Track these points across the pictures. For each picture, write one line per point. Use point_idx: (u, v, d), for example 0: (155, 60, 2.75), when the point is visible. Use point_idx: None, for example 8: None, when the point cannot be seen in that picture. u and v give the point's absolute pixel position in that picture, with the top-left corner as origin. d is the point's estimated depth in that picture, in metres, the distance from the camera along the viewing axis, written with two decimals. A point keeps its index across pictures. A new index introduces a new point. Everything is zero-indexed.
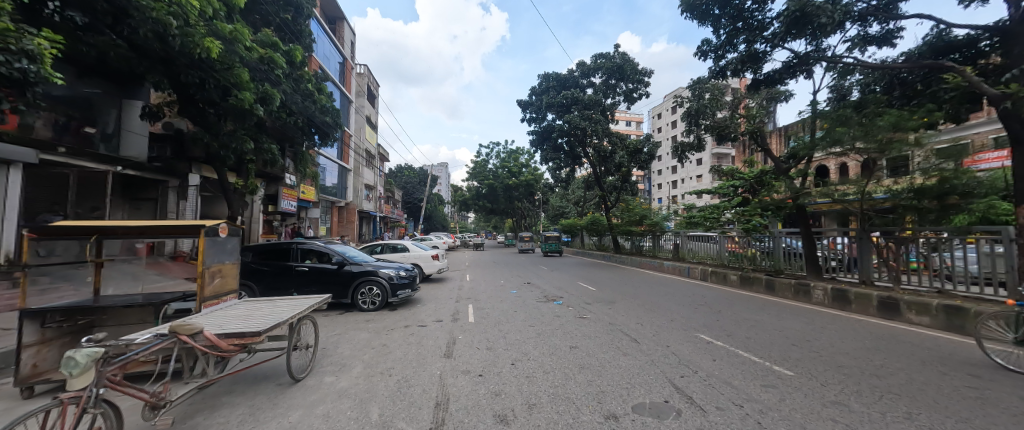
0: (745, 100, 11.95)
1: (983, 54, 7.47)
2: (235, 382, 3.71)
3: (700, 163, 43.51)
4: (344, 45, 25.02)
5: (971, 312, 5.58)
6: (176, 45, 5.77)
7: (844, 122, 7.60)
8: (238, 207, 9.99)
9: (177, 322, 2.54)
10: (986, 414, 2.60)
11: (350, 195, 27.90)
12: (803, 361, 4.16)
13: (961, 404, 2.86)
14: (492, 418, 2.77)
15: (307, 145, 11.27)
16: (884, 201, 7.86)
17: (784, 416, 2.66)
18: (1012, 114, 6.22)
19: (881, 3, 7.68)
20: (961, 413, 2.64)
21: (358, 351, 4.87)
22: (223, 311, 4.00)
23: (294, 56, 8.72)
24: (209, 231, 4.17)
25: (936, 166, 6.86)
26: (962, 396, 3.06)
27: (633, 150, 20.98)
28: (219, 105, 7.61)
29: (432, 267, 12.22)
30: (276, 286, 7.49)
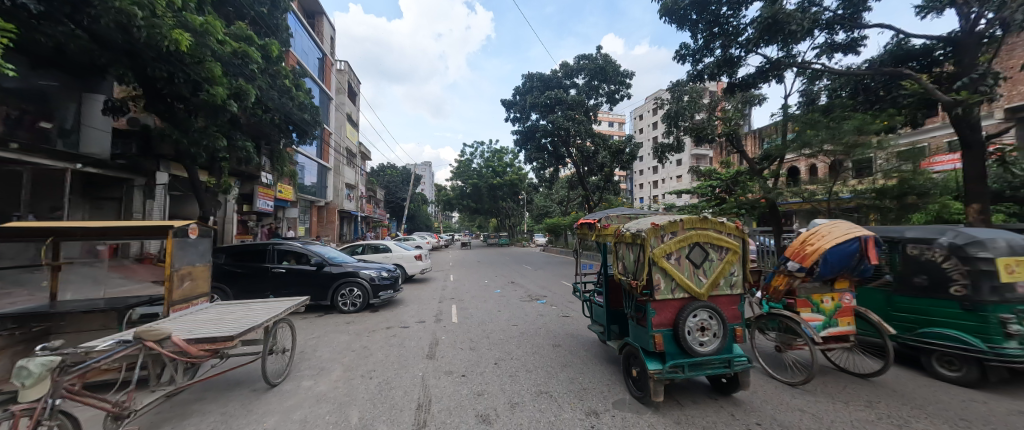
0: (722, 103, 12.39)
1: (937, 63, 7.91)
2: (208, 389, 3.59)
3: (681, 164, 44.57)
4: (322, 40, 24.27)
5: None
6: (141, 37, 5.46)
7: (814, 125, 7.94)
8: (210, 207, 9.55)
9: (143, 327, 2.49)
10: (935, 414, 2.80)
11: (331, 195, 27.23)
12: (773, 355, 4.51)
13: (929, 405, 3.05)
14: (474, 418, 2.77)
15: (285, 143, 10.97)
16: (850, 201, 8.30)
17: (755, 408, 2.94)
18: (963, 120, 6.57)
19: (847, 12, 8.03)
20: (912, 411, 2.87)
21: (338, 354, 4.77)
22: (193, 315, 3.85)
23: (271, 50, 8.38)
24: (178, 232, 4.02)
25: (897, 167, 7.35)
26: (929, 399, 3.19)
27: (616, 151, 21.17)
28: (191, 101, 7.28)
29: (415, 267, 12.05)
30: (252, 289, 7.24)
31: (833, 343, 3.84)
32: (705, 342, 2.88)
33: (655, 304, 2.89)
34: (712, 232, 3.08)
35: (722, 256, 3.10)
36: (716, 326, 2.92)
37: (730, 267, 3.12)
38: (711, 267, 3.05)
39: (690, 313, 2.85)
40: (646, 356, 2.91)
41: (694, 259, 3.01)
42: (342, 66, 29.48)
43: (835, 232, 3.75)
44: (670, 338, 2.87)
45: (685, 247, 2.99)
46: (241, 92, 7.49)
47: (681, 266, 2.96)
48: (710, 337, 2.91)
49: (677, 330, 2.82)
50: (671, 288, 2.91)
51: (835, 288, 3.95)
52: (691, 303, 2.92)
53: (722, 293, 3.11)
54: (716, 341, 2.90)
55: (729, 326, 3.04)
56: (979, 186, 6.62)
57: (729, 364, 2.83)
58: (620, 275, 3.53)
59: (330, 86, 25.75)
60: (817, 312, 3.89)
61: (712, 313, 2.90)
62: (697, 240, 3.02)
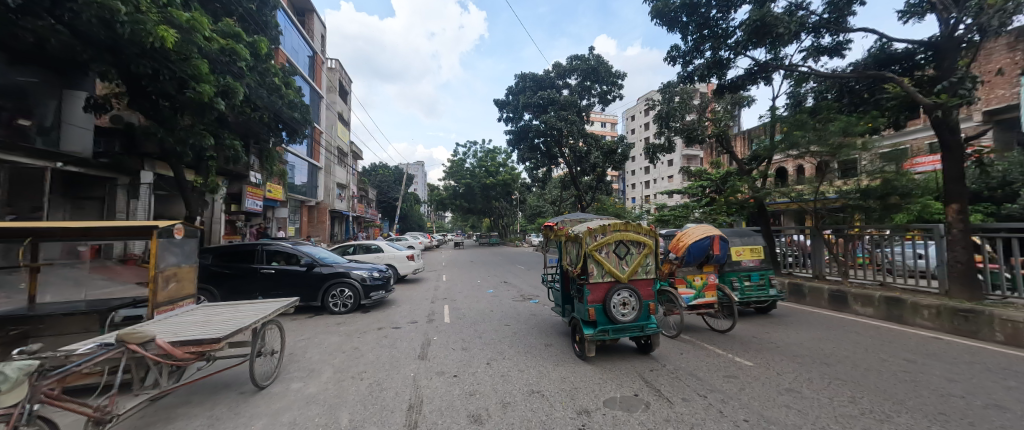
0: (712, 104, 12.55)
1: (918, 67, 8.12)
2: (193, 393, 3.52)
3: (672, 164, 45.05)
4: (313, 38, 23.98)
5: (908, 302, 6.35)
6: (125, 33, 5.33)
7: (800, 126, 8.09)
8: (197, 207, 9.37)
9: (126, 330, 2.42)
10: (914, 409, 2.88)
11: (322, 195, 26.92)
12: (761, 352, 4.60)
13: (913, 401, 3.12)
14: (466, 418, 2.76)
15: (274, 141, 10.82)
16: (835, 201, 8.38)
17: (743, 405, 2.99)
18: (943, 122, 6.75)
19: (833, 16, 8.20)
20: (892, 406, 2.95)
21: (328, 356, 4.71)
22: (178, 317, 3.78)
23: (259, 48, 8.25)
24: (163, 232, 3.93)
25: (881, 168, 7.50)
26: (911, 395, 3.27)
27: (608, 151, 21.32)
28: (177, 98, 7.13)
29: (407, 267, 11.97)
30: (239, 290, 7.12)
31: (702, 308, 5.66)
32: (626, 313, 4.14)
33: (591, 286, 4.14)
34: (632, 232, 4.33)
35: (641, 250, 4.35)
36: (634, 302, 4.18)
37: (646, 258, 4.40)
38: (631, 257, 4.33)
39: (615, 292, 4.11)
40: (584, 326, 4.16)
41: (619, 252, 4.27)
42: (333, 65, 29.19)
43: (698, 233, 5.86)
44: (600, 311, 4.14)
45: (613, 244, 4.23)
46: (229, 90, 7.36)
47: (609, 258, 4.20)
48: (630, 310, 4.18)
49: (606, 305, 4.08)
50: (602, 274, 4.17)
51: (705, 272, 5.85)
52: (617, 285, 4.18)
53: (642, 276, 4.39)
54: (635, 312, 4.16)
55: (645, 302, 4.30)
56: (958, 186, 6.75)
57: (642, 327, 4.13)
58: (567, 265, 4.79)
59: (321, 84, 25.45)
60: (691, 287, 5.79)
61: (632, 292, 4.15)
62: (621, 239, 4.28)
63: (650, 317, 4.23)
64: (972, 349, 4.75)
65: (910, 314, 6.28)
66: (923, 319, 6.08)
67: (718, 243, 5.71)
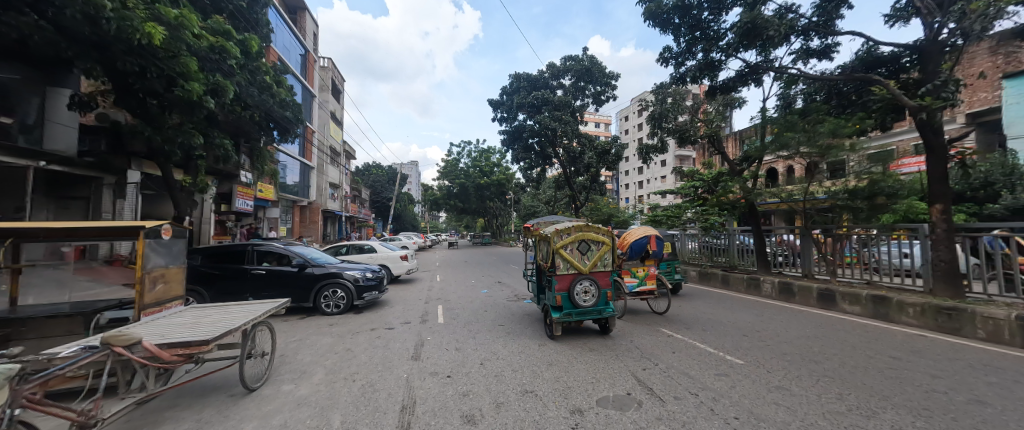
0: (704, 105, 12.67)
1: (904, 69, 8.29)
2: (181, 396, 3.45)
3: (665, 164, 45.46)
4: (305, 36, 23.74)
5: (894, 301, 6.48)
6: (111, 29, 5.22)
7: (790, 127, 8.21)
8: (185, 207, 9.22)
9: (111, 333, 2.37)
10: (900, 406, 2.94)
11: (314, 194, 26.64)
12: (751, 351, 4.67)
13: (898, 397, 3.19)
14: (459, 418, 2.76)
15: (265, 140, 10.68)
16: (825, 201, 8.50)
17: (733, 402, 3.03)
18: (926, 124, 6.90)
19: (822, 19, 8.33)
20: (879, 403, 3.00)
21: (320, 357, 4.67)
22: (166, 319, 3.71)
23: (250, 46, 8.13)
24: (150, 232, 3.86)
25: (868, 169, 7.62)
26: (897, 391, 3.35)
27: (601, 151, 21.43)
28: (165, 96, 7.00)
29: (401, 268, 11.90)
30: (229, 291, 7.02)
31: (646, 294, 6.75)
32: (587, 299, 5.18)
33: (558, 277, 5.20)
34: (592, 232, 5.37)
35: (599, 246, 5.39)
36: (594, 290, 5.23)
37: (605, 253, 5.45)
38: (591, 253, 5.38)
39: (578, 282, 5.16)
40: (554, 310, 5.22)
41: (581, 249, 5.33)
42: (325, 63, 28.92)
43: (639, 233, 7.04)
44: (566, 298, 5.21)
45: (576, 242, 5.28)
46: (219, 87, 7.24)
47: (572, 253, 5.26)
48: (590, 296, 5.24)
49: (570, 292, 5.13)
50: (566, 267, 5.24)
51: (647, 264, 6.97)
52: (580, 276, 5.23)
53: (601, 268, 5.43)
54: (594, 298, 5.21)
55: (603, 290, 5.33)
56: (942, 187, 6.86)
57: (599, 310, 5.19)
58: (541, 260, 5.87)
59: (313, 83, 25.19)
60: (635, 276, 6.87)
61: (591, 282, 5.19)
62: (582, 238, 5.32)
63: (606, 303, 5.27)
64: (955, 346, 4.86)
65: (896, 312, 6.40)
66: (908, 317, 6.20)
67: (655, 240, 6.96)
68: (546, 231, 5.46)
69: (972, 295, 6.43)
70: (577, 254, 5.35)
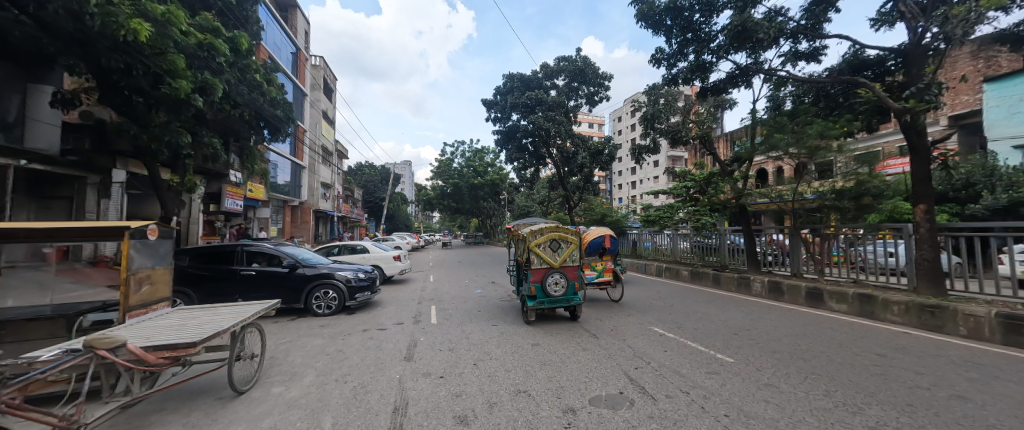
0: (695, 106, 12.79)
1: (890, 72, 8.49)
2: (167, 399, 3.39)
3: (657, 165, 45.88)
4: (296, 34, 23.48)
5: (879, 299, 6.61)
6: (95, 25, 5.10)
7: (779, 129, 8.35)
8: (173, 207, 9.06)
9: (94, 335, 2.32)
10: (885, 403, 3.00)
11: (305, 194, 26.34)
12: (741, 349, 4.73)
13: (883, 393, 3.26)
14: (452, 419, 2.75)
15: (255, 139, 10.54)
16: (813, 201, 8.60)
17: (724, 400, 3.07)
18: (910, 126, 7.08)
19: (810, 22, 8.47)
20: (865, 400, 3.06)
21: (311, 359, 4.62)
22: (152, 321, 3.63)
23: (240, 43, 8.01)
24: (135, 233, 3.77)
25: (855, 170, 7.76)
26: (882, 388, 3.42)
27: (595, 151, 21.53)
28: (151, 94, 6.86)
29: (394, 268, 11.82)
30: (218, 293, 6.91)
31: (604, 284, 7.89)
32: (557, 289, 6.11)
33: (533, 270, 6.12)
34: (562, 232, 6.29)
35: (568, 244, 6.30)
36: (564, 281, 6.16)
37: (573, 250, 6.37)
38: (561, 250, 6.30)
39: (550, 275, 6.08)
40: (529, 299, 6.15)
41: (552, 247, 6.24)
42: (317, 62, 28.63)
43: (597, 233, 8.45)
44: (539, 288, 6.14)
45: (548, 241, 6.19)
46: (207, 85, 7.12)
47: (545, 251, 6.17)
48: (560, 286, 6.19)
49: (543, 284, 6.06)
50: (539, 262, 6.15)
51: (604, 259, 8.21)
52: (552, 269, 6.14)
53: (569, 263, 6.39)
54: (563, 288, 6.13)
55: (572, 282, 6.26)
56: (925, 187, 7.02)
57: (568, 299, 6.12)
58: (517, 256, 6.77)
59: (305, 82, 24.91)
60: (594, 270, 8.00)
61: (561, 275, 6.12)
62: (553, 237, 6.22)
63: (574, 292, 6.22)
64: (938, 343, 4.99)
65: (881, 310, 6.54)
66: (893, 314, 6.34)
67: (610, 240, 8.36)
68: (522, 231, 6.35)
69: (954, 293, 6.58)
70: (549, 251, 6.28)
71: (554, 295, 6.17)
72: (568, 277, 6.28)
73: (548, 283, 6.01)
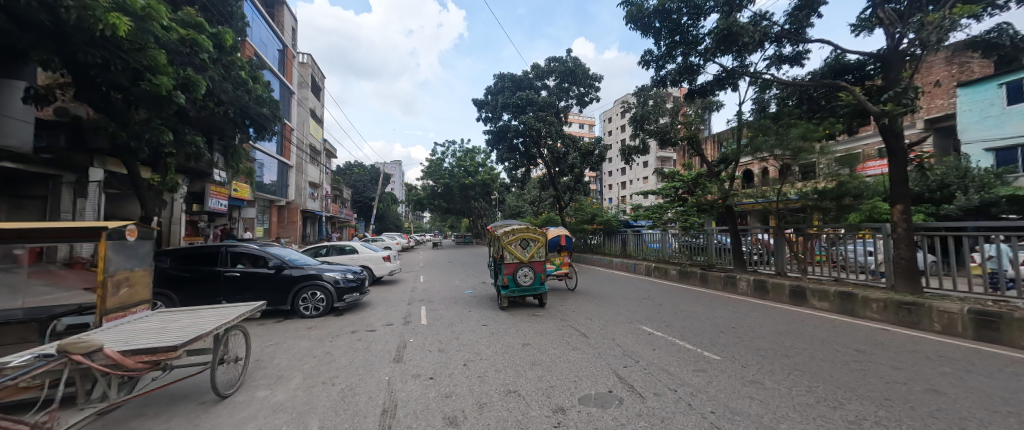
0: (684, 108, 12.96)
1: (869, 77, 8.73)
2: (146, 405, 3.29)
3: (646, 165, 46.44)
4: (283, 31, 23.08)
5: (859, 296, 6.81)
6: (70, 19, 4.91)
7: (764, 131, 8.55)
8: (154, 206, 8.80)
9: (68, 340, 2.23)
10: (864, 398, 3.09)
11: (292, 194, 25.87)
12: (728, 346, 4.82)
13: (863, 388, 3.35)
14: (441, 420, 2.73)
15: (240, 137, 10.33)
16: (797, 201, 8.82)
17: (711, 397, 3.12)
18: (888, 128, 7.28)
19: (793, 27, 8.67)
20: (846, 395, 3.15)
21: (298, 361, 4.54)
22: (131, 325, 3.52)
23: (224, 39, 7.83)
24: (113, 234, 3.66)
25: (836, 171, 7.96)
26: (861, 383, 3.52)
27: (585, 152, 21.65)
28: (131, 90, 6.65)
29: (383, 269, 11.69)
30: (201, 294, 6.75)
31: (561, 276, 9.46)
32: (526, 280, 7.41)
33: (506, 264, 7.39)
34: (530, 232, 7.56)
35: (535, 242, 7.55)
36: (532, 273, 7.46)
37: (540, 247, 7.63)
38: (530, 247, 7.57)
39: (520, 268, 7.35)
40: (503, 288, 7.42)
41: (522, 244, 7.50)
42: (304, 59, 28.20)
43: (555, 233, 9.88)
44: (512, 279, 7.43)
45: (518, 240, 7.45)
46: (190, 82, 6.93)
47: (515, 248, 7.43)
48: (529, 277, 7.49)
49: (514, 275, 7.34)
50: (511, 258, 7.40)
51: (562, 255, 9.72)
52: (522, 263, 7.42)
53: (537, 258, 7.67)
54: (531, 279, 7.43)
55: (538, 274, 7.54)
56: (902, 188, 7.24)
57: (535, 287, 7.43)
58: (494, 254, 8.03)
59: (292, 80, 24.49)
60: (554, 264, 9.53)
61: (529, 268, 7.40)
62: (523, 237, 7.48)
63: (541, 281, 7.52)
64: (915, 339, 5.15)
65: (861, 307, 6.73)
66: (872, 311, 6.53)
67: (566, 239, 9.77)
68: (497, 232, 7.61)
69: (930, 290, 6.81)
70: (519, 248, 7.54)
71: (523, 285, 7.47)
72: (536, 269, 7.58)
73: (518, 274, 7.29)
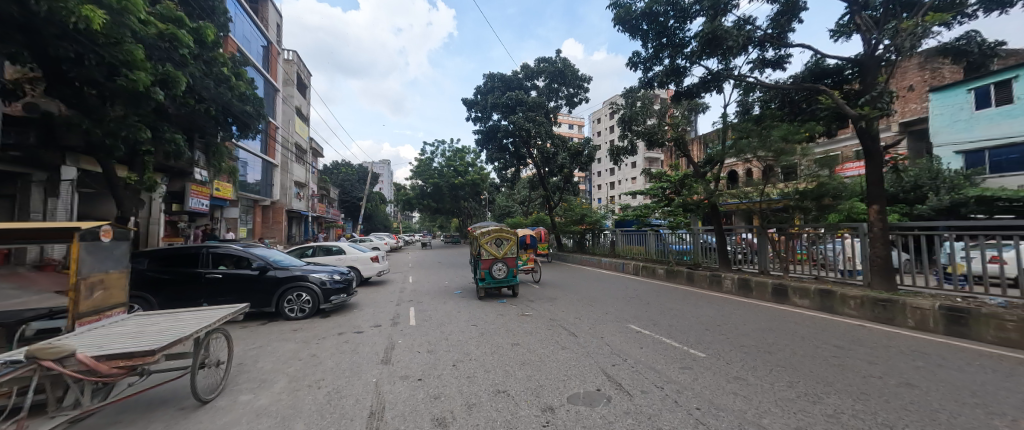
0: (671, 109, 13.14)
1: (847, 81, 9.02)
2: (122, 411, 3.18)
3: (635, 166, 47.02)
4: (267, 27, 22.61)
5: (837, 294, 7.04)
6: (40, 10, 4.71)
7: (747, 133, 8.78)
8: (131, 206, 8.51)
9: (38, 345, 2.14)
10: (842, 392, 3.19)
11: (277, 193, 25.32)
12: (713, 344, 4.91)
13: (842, 383, 3.46)
14: (430, 421, 2.71)
15: (222, 135, 10.07)
16: (779, 201, 9.08)
17: (696, 394, 3.18)
18: (865, 131, 7.53)
19: (775, 32, 8.89)
20: (824, 390, 3.25)
21: (282, 364, 4.45)
22: (105, 328, 3.40)
23: (205, 35, 7.63)
24: (86, 235, 3.53)
25: (816, 172, 8.22)
26: (840, 377, 3.64)
27: (575, 152, 21.78)
28: (106, 86, 6.41)
29: (371, 269, 11.55)
30: (181, 297, 6.56)
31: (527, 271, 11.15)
32: (500, 273, 8.71)
33: (482, 260, 8.70)
34: (504, 232, 8.82)
35: (507, 241, 8.82)
36: (505, 267, 8.76)
37: (512, 245, 8.90)
38: (503, 245, 8.85)
39: (495, 263, 8.65)
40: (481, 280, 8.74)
41: (496, 243, 8.79)
42: (290, 56, 27.69)
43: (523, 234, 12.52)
44: (488, 272, 8.74)
45: (493, 239, 8.74)
46: (170, 78, 6.72)
47: (490, 246, 8.72)
48: (503, 271, 8.80)
49: (490, 269, 8.67)
50: (487, 254, 8.70)
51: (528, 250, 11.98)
52: (496, 259, 8.74)
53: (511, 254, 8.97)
54: (504, 272, 8.74)
55: (511, 268, 8.85)
56: (878, 189, 7.50)
57: (508, 279, 8.72)
58: (473, 252, 9.32)
59: (277, 77, 24.00)
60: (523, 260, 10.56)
61: (503, 263, 8.69)
62: (497, 236, 8.75)
63: (513, 274, 8.81)
64: (890, 334, 5.34)
65: (840, 304, 6.95)
66: (850, 308, 6.74)
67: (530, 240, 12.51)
68: (476, 232, 8.90)
69: (905, 288, 7.05)
70: (494, 246, 8.84)
71: (498, 277, 8.79)
72: (509, 264, 8.91)
73: (493, 268, 8.61)
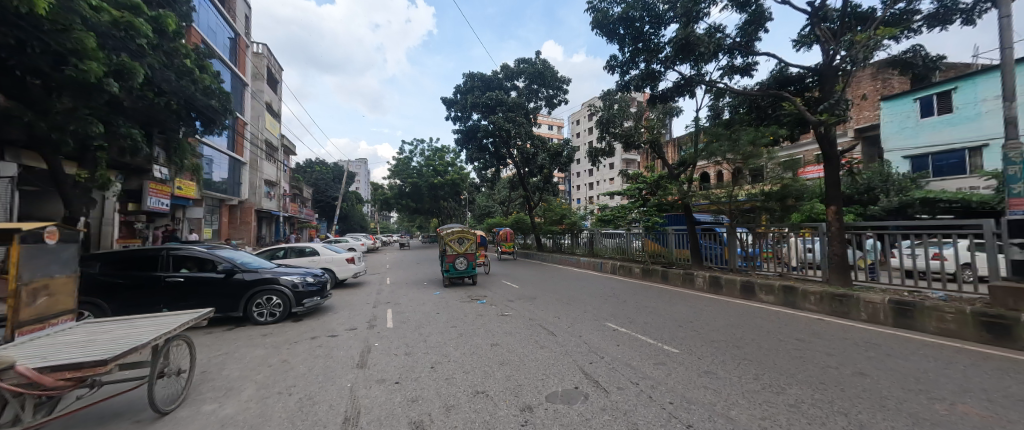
0: (647, 112, 13.47)
1: (808, 88, 9.57)
2: (70, 426, 2.95)
3: (612, 167, 48.04)
4: (235, 19, 21.56)
5: (799, 290, 7.46)
6: None
7: (717, 137, 9.20)
8: (80, 205, 7.89)
9: None
10: (803, 383, 3.38)
11: (246, 192, 24.18)
12: (686, 340, 5.09)
13: (804, 374, 3.67)
14: (406, 425, 2.68)
15: (184, 131, 9.53)
16: (746, 202, 9.55)
17: (670, 389, 3.29)
18: (824, 136, 8.02)
19: (743, 40, 9.32)
20: (787, 381, 3.44)
21: (250, 372, 4.26)
22: (50, 338, 3.15)
23: (166, 24, 7.20)
24: (26, 237, 3.24)
25: (780, 175, 8.68)
26: (801, 369, 3.85)
27: (554, 153, 21.96)
28: (52, 75, 5.91)
29: (347, 271, 11.24)
30: (137, 303, 6.15)
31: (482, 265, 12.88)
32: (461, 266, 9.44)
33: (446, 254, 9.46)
34: (465, 231, 9.61)
35: (467, 238, 9.60)
36: (466, 261, 9.50)
37: (472, 243, 9.68)
38: (465, 243, 9.63)
39: (456, 258, 9.41)
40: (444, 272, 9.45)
41: (457, 240, 9.57)
42: (260, 50, 26.53)
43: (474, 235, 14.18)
44: (451, 265, 9.49)
45: (454, 237, 9.50)
46: (126, 68, 6.28)
47: (452, 242, 9.49)
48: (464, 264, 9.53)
49: (452, 262, 9.41)
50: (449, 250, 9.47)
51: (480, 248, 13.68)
52: (457, 254, 9.51)
53: (472, 251, 9.78)
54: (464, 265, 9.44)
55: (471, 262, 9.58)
56: (835, 191, 8.00)
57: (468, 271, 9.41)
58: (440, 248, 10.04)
59: (246, 71, 22.92)
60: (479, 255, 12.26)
61: (463, 257, 9.44)
62: (459, 234, 9.52)
63: (473, 267, 9.57)
64: (847, 328, 5.69)
65: (801, 299, 7.37)
66: (810, 303, 7.17)
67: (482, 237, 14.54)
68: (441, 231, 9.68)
69: (859, 283, 7.55)
70: (457, 243, 9.64)
71: (460, 269, 9.51)
72: (470, 259, 9.71)
73: (455, 262, 9.36)
